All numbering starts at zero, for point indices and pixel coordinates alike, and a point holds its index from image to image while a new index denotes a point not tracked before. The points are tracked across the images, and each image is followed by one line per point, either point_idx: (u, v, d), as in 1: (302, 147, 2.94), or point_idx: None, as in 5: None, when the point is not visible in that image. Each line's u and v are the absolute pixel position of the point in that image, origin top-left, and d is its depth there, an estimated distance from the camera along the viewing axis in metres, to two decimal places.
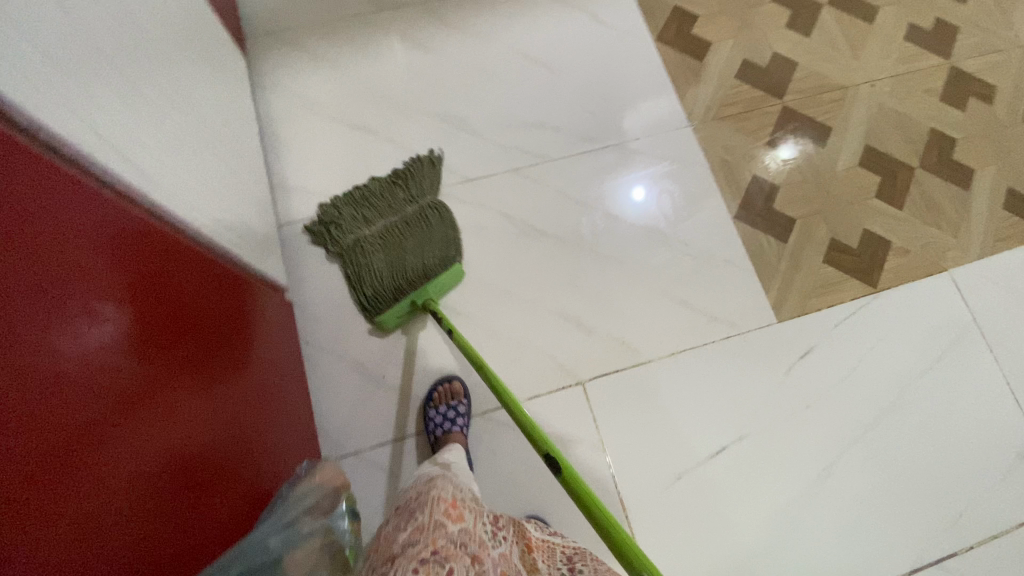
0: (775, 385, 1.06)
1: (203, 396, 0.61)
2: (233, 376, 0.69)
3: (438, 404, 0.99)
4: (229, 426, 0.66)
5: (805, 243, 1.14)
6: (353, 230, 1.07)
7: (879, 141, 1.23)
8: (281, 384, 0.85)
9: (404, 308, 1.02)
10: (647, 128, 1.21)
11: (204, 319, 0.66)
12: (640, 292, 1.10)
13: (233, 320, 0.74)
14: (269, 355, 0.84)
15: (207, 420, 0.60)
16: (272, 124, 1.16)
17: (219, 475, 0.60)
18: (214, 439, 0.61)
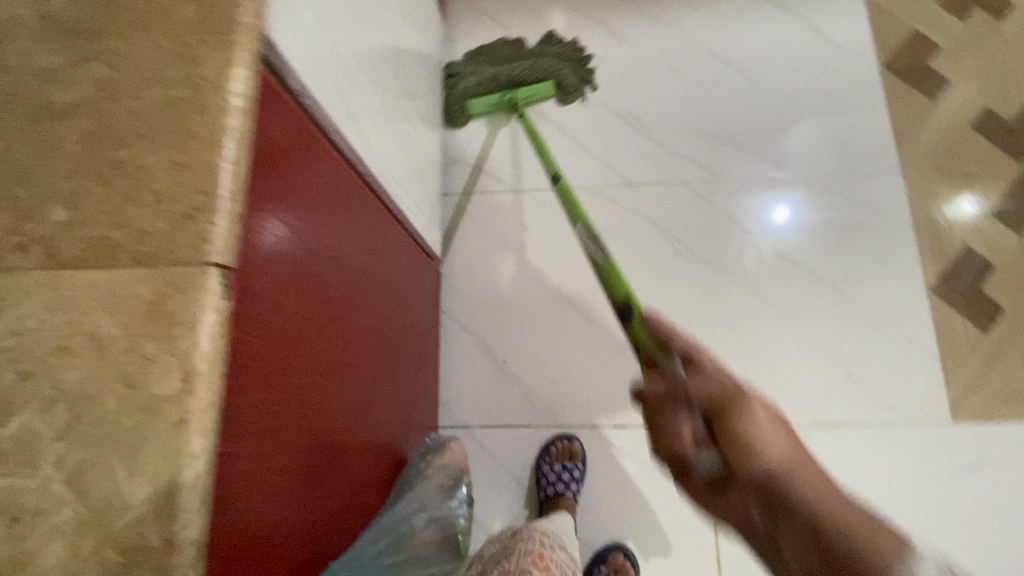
0: (931, 492, 0.92)
1: (371, 376, 0.64)
2: (392, 345, 0.72)
3: (554, 460, 0.96)
4: (385, 404, 0.69)
5: (1012, 340, 0.97)
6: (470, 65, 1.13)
7: None
8: (422, 351, 0.88)
9: (495, 103, 1.10)
10: (845, 166, 1.07)
11: (381, 296, 0.69)
12: (793, 346, 1.00)
13: (398, 289, 0.77)
14: (417, 322, 0.86)
15: (371, 398, 0.64)
16: (452, 89, 1.16)
17: (374, 441, 0.64)
18: (374, 417, 0.64)
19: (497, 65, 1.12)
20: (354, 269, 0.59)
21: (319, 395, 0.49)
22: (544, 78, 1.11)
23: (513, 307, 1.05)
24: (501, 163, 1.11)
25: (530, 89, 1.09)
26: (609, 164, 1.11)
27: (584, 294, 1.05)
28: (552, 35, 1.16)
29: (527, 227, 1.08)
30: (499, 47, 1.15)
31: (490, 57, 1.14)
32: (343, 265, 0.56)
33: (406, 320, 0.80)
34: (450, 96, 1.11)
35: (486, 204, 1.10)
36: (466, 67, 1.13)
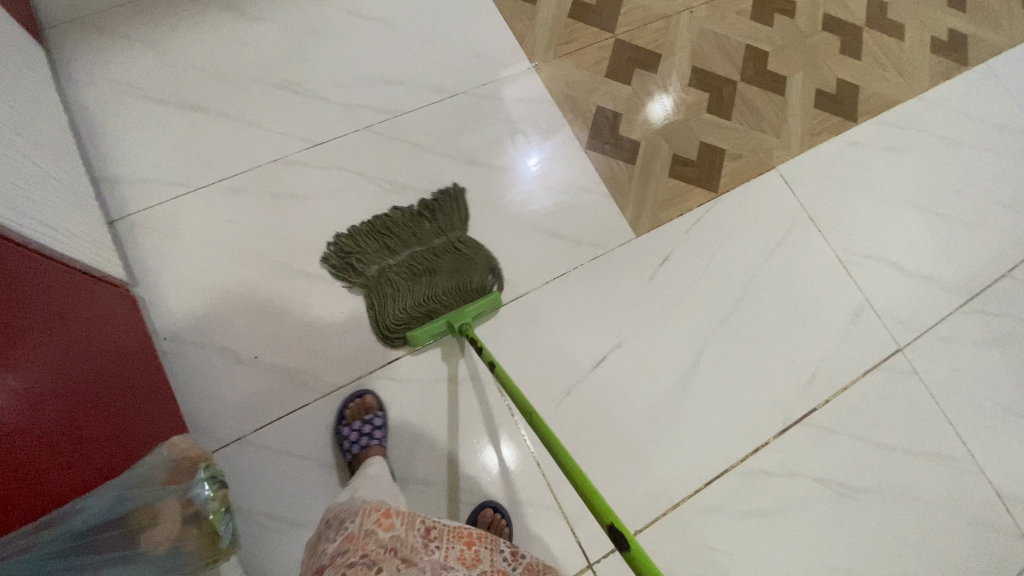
0: (644, 292, 1.13)
1: (3, 382, 0.55)
2: (82, 383, 0.69)
3: (353, 420, 0.95)
4: (45, 413, 0.61)
5: (652, 161, 1.22)
6: (387, 283, 1.01)
7: (704, 61, 1.35)
8: (139, 388, 0.82)
9: (441, 329, 1.00)
10: (491, 73, 1.23)
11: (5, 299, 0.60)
12: (509, 230, 1.13)
13: (78, 327, 0.74)
14: (123, 361, 0.81)
15: (8, 406, 0.55)
16: (88, 116, 1.06)
17: (23, 446, 0.56)
18: (20, 425, 0.56)
19: (407, 254, 1.04)
20: None
21: None
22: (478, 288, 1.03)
23: (241, 301, 1.00)
24: (171, 169, 1.05)
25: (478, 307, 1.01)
26: (288, 134, 1.10)
27: (310, 259, 1.04)
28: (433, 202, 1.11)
29: (226, 220, 1.03)
30: (400, 220, 1.08)
31: (391, 233, 1.06)
32: None
33: (71, 332, 0.71)
34: (389, 325, 1.00)
35: (173, 214, 1.02)
36: (376, 279, 1.02)
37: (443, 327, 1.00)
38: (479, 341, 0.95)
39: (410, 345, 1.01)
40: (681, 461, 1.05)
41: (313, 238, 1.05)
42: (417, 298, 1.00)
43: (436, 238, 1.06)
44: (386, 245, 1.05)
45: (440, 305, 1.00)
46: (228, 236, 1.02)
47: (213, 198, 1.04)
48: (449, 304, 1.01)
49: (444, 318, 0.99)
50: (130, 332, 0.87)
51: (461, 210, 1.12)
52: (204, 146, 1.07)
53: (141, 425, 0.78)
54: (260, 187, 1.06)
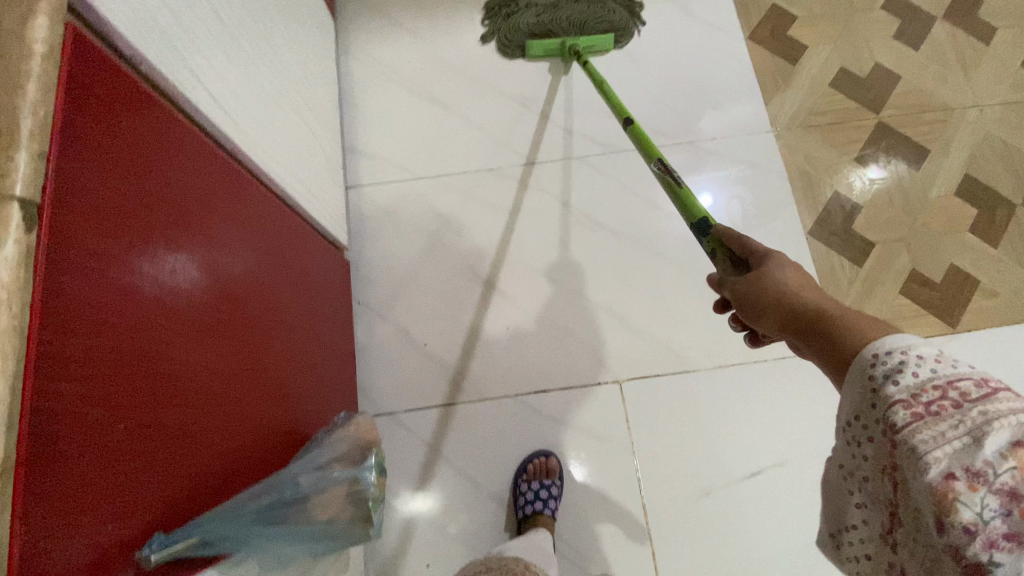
0: (827, 413, 1.00)
1: (253, 349, 0.62)
2: (281, 345, 0.71)
3: (532, 477, 0.95)
4: (275, 380, 0.67)
5: (882, 270, 1.07)
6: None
7: (983, 171, 1.13)
8: (318, 353, 0.84)
9: (553, 46, 1.15)
10: (725, 128, 1.15)
11: (264, 271, 0.68)
12: (697, 298, 1.06)
13: (289, 288, 0.76)
14: (312, 324, 0.83)
15: (254, 373, 0.62)
16: (350, 89, 1.18)
17: (260, 410, 0.62)
18: (259, 391, 0.63)
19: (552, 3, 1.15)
20: (224, 239, 0.58)
21: (180, 362, 0.48)
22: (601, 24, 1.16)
23: (426, 291, 1.06)
24: (403, 153, 1.13)
25: (591, 42, 1.15)
26: (509, 145, 1.13)
27: (496, 270, 1.07)
28: None
29: (435, 213, 1.10)
30: None
31: None
32: (206, 234, 0.55)
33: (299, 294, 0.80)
34: (511, 34, 1.16)
35: (393, 194, 1.11)
36: (522, 9, 1.17)
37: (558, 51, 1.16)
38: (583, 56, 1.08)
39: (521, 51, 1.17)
40: None
41: (505, 251, 1.08)
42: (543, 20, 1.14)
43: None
44: None
45: (564, 27, 1.15)
46: (433, 227, 1.09)
47: (431, 189, 1.11)
48: (571, 31, 1.15)
49: (560, 38, 1.14)
50: (322, 295, 0.90)
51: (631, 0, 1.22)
52: (436, 139, 1.14)
53: (312, 393, 0.79)
54: (473, 189, 1.11)
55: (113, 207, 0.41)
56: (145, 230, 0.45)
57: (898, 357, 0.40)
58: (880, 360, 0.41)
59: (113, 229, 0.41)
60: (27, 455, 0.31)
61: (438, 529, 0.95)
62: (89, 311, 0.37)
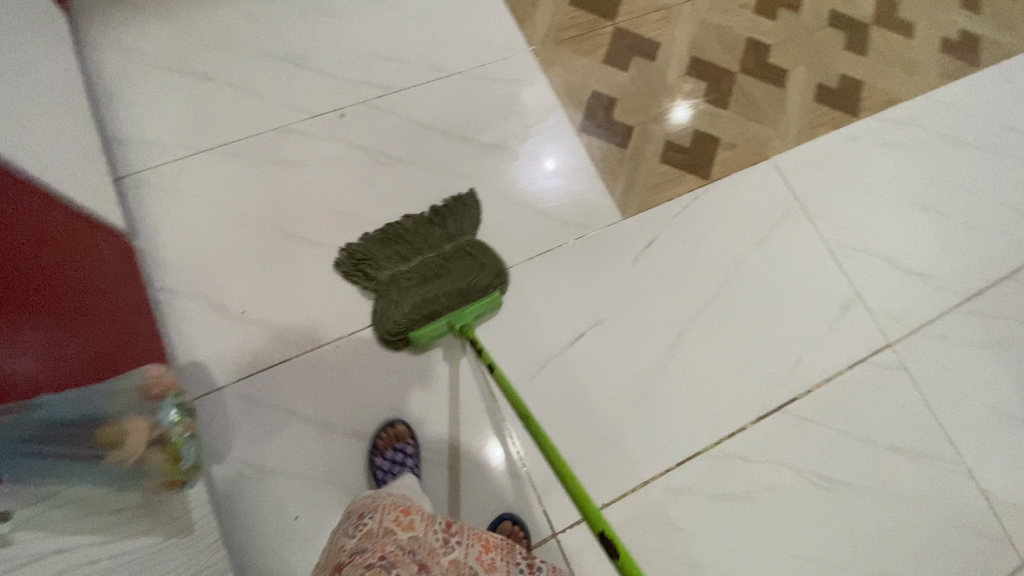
0: (627, 272, 1.14)
1: (7, 278, 0.62)
2: (64, 324, 0.71)
3: (383, 448, 0.96)
4: (48, 315, 0.67)
5: (644, 146, 1.24)
6: (390, 273, 1.04)
7: (703, 52, 1.35)
8: (106, 323, 0.82)
9: (441, 330, 1.01)
10: (490, 54, 1.26)
11: (13, 213, 0.67)
12: (497, 206, 1.16)
13: (61, 258, 0.75)
14: (94, 292, 0.81)
15: (14, 300, 0.61)
16: (103, 79, 1.12)
17: (36, 335, 0.62)
18: (26, 319, 0.62)
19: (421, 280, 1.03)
20: None
21: None
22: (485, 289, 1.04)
23: (233, 259, 1.04)
24: (177, 133, 1.10)
25: (480, 309, 1.02)
26: (288, 104, 1.15)
27: (301, 223, 1.08)
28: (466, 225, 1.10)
29: (225, 184, 1.08)
30: (412, 236, 1.07)
31: (407, 254, 1.06)
32: None
33: (66, 261, 0.77)
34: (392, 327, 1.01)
35: (175, 175, 1.08)
36: (393, 292, 1.02)
37: (444, 331, 1.01)
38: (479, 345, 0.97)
39: (413, 347, 1.03)
40: (654, 440, 1.05)
41: (307, 202, 1.09)
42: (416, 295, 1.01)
43: (447, 249, 1.07)
44: (400, 254, 1.06)
45: (440, 308, 1.01)
46: (225, 198, 1.07)
47: (215, 162, 1.09)
48: (449, 306, 1.02)
49: (445, 319, 1.00)
50: (105, 269, 0.87)
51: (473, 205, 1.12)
52: (209, 113, 1.12)
53: (103, 360, 0.78)
54: (260, 154, 1.11)
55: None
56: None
57: None
58: None
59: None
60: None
61: (298, 477, 0.95)
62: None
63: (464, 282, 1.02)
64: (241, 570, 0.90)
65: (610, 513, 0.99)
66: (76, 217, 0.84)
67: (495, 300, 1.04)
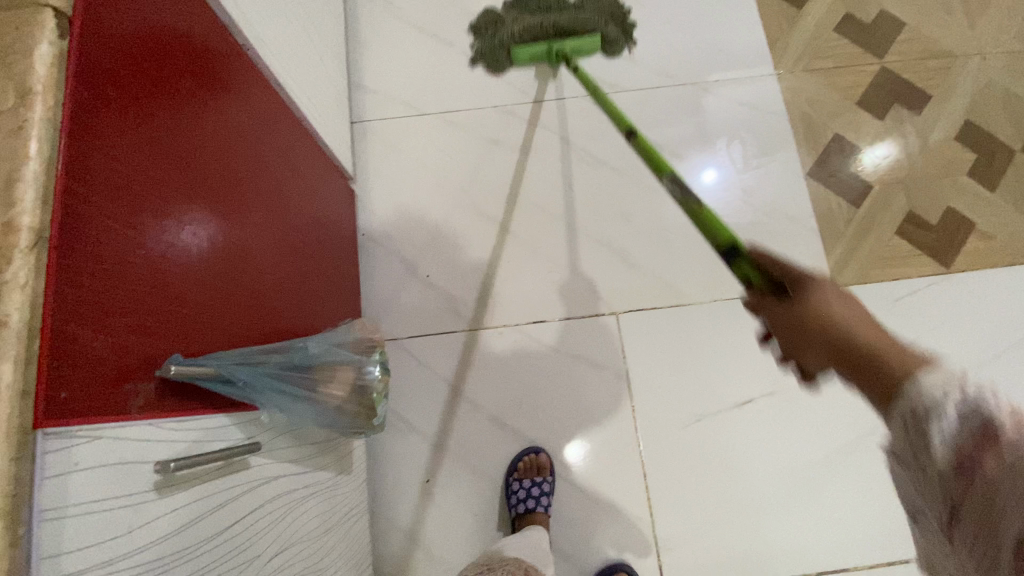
0: None
1: (264, 204, 0.64)
2: (290, 258, 0.71)
3: (523, 475, 0.95)
4: (285, 244, 0.70)
5: (878, 212, 1.08)
6: (514, 13, 1.06)
7: (982, 117, 1.14)
8: (324, 261, 0.86)
9: (540, 52, 1.04)
10: (728, 71, 1.16)
11: (281, 144, 0.70)
12: (694, 236, 1.08)
13: (304, 194, 0.79)
14: (320, 230, 0.86)
15: (264, 227, 0.64)
16: (357, 25, 1.18)
17: (270, 266, 0.64)
18: (269, 248, 0.64)
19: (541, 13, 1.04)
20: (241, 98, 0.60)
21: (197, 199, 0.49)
22: (592, 28, 1.04)
23: (429, 223, 1.08)
24: (408, 90, 1.15)
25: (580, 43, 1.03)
26: (513, 83, 1.14)
27: (498, 204, 1.09)
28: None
29: (439, 148, 1.11)
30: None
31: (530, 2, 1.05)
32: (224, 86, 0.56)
33: (308, 200, 0.81)
34: (497, 42, 1.07)
35: (398, 130, 1.13)
36: (509, 15, 1.07)
37: (543, 57, 1.05)
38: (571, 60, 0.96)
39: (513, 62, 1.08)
40: (801, 540, 0.94)
41: (508, 185, 1.10)
42: (529, 24, 1.03)
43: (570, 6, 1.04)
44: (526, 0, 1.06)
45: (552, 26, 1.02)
46: (436, 162, 1.11)
47: (435, 126, 1.13)
48: (557, 35, 1.04)
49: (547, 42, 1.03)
50: (329, 207, 0.93)
51: (625, 9, 1.13)
52: (441, 77, 1.15)
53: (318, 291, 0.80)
54: (477, 126, 1.12)
55: (155, 17, 0.45)
56: (185, 61, 0.49)
57: (941, 413, 0.34)
58: (930, 412, 0.34)
59: (149, 32, 0.44)
60: (65, 163, 0.33)
61: (439, 447, 0.99)
62: (129, 88, 0.40)
63: (576, 15, 1.03)
64: (373, 514, 0.96)
65: None
66: (318, 154, 0.89)
67: (599, 41, 1.06)
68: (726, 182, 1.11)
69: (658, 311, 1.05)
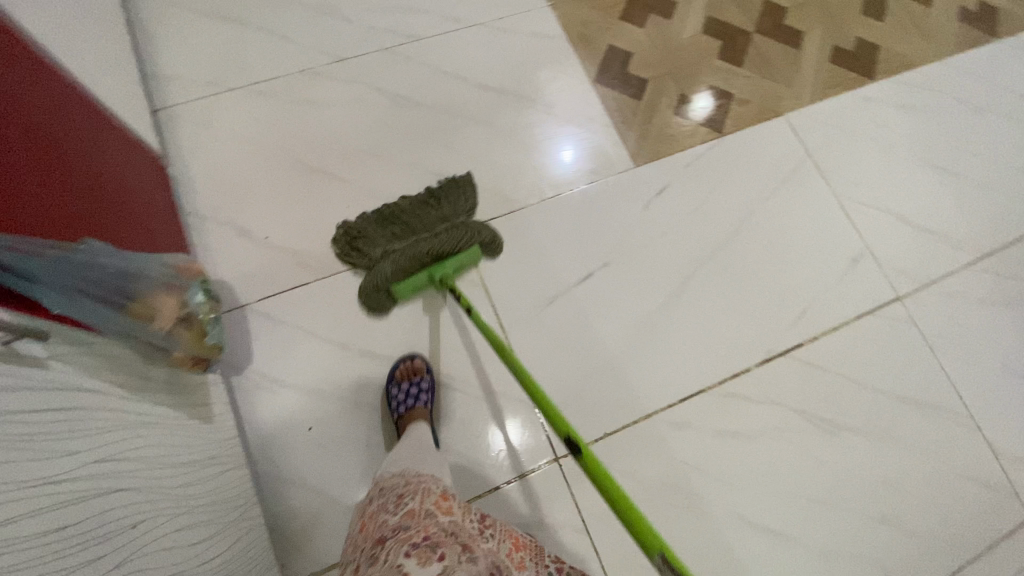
0: (636, 219, 1.17)
1: (49, 138, 0.66)
2: (93, 198, 0.72)
3: (401, 382, 0.99)
4: (84, 185, 0.71)
5: (657, 100, 1.26)
6: (381, 248, 1.02)
7: (720, 12, 1.37)
8: (132, 210, 0.84)
9: (421, 281, 1.02)
10: (511, 7, 1.29)
11: (54, 90, 0.71)
12: (512, 150, 1.19)
13: (82, 134, 0.75)
14: (120, 183, 0.83)
15: (54, 158, 0.66)
16: (142, 20, 1.17)
17: (67, 194, 0.66)
18: (63, 178, 0.66)
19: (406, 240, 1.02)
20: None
21: None
22: (467, 242, 1.03)
23: (258, 189, 1.09)
24: (209, 72, 1.15)
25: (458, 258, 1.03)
26: (316, 48, 1.19)
27: (322, 159, 1.12)
28: (460, 184, 1.08)
29: (253, 119, 1.13)
30: (406, 218, 1.04)
31: (396, 236, 1.03)
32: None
33: (102, 158, 0.80)
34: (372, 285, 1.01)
35: (207, 110, 1.13)
36: (375, 245, 1.03)
37: (426, 283, 1.03)
38: (457, 291, 0.97)
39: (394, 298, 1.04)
40: (659, 379, 1.06)
41: (331, 140, 1.14)
42: (402, 261, 1.00)
43: (438, 220, 1.04)
44: (392, 228, 1.04)
45: (426, 259, 1.01)
46: (253, 132, 1.13)
47: (245, 99, 1.14)
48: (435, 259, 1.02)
49: (425, 270, 1.02)
50: (131, 167, 0.90)
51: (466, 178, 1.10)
52: (240, 54, 1.17)
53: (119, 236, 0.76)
54: (287, 93, 1.16)
55: None
56: None
57: None
58: None
59: None
60: None
61: (316, 393, 0.99)
62: None
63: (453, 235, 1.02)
64: (259, 476, 0.94)
65: (613, 442, 1.01)
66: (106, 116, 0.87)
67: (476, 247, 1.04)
68: (582, 149, 1.21)
69: (497, 220, 1.14)
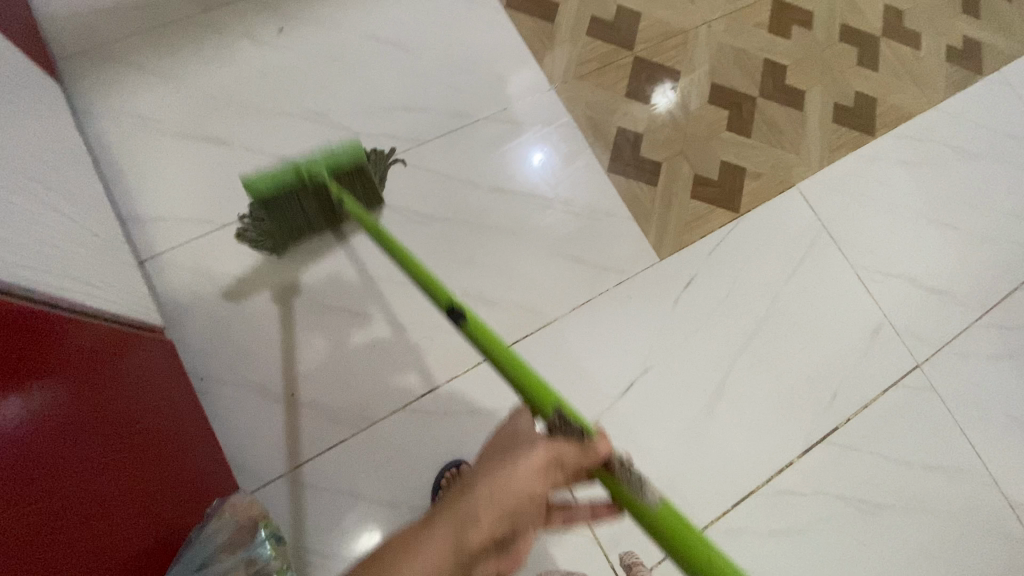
0: (666, 317, 1.15)
1: (121, 439, 0.69)
2: (164, 467, 0.75)
3: (447, 491, 0.97)
4: (156, 459, 0.74)
5: (674, 184, 1.23)
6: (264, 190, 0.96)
7: (723, 77, 1.34)
8: (145, 514, 0.69)
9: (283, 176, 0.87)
10: (513, 95, 1.22)
11: (117, 372, 0.74)
12: (534, 256, 1.14)
13: (108, 430, 0.67)
14: (144, 474, 0.70)
15: (127, 459, 0.68)
16: (109, 154, 1.04)
17: (140, 494, 0.69)
18: (136, 477, 0.69)
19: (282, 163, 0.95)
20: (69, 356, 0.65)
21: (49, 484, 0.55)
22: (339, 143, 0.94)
23: (273, 339, 1.01)
24: (196, 208, 1.04)
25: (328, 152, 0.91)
26: None
27: (338, 294, 1.04)
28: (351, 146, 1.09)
29: (256, 258, 1.04)
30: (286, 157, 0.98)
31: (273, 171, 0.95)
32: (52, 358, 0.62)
33: (161, 401, 0.82)
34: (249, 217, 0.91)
35: (205, 252, 1.03)
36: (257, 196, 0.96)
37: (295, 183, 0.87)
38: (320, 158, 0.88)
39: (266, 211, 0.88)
40: (706, 485, 1.08)
41: (343, 270, 1.05)
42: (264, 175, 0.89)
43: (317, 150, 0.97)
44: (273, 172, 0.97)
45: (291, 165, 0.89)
46: (257, 272, 1.03)
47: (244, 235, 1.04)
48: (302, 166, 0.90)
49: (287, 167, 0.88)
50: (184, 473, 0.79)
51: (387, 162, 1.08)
52: (229, 182, 1.06)
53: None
54: None
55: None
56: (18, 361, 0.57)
57: None
58: None
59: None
60: None
61: None
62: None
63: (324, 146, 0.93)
64: None
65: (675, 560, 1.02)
66: (161, 408, 0.81)
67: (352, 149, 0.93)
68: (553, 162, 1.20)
69: (530, 337, 1.10)
